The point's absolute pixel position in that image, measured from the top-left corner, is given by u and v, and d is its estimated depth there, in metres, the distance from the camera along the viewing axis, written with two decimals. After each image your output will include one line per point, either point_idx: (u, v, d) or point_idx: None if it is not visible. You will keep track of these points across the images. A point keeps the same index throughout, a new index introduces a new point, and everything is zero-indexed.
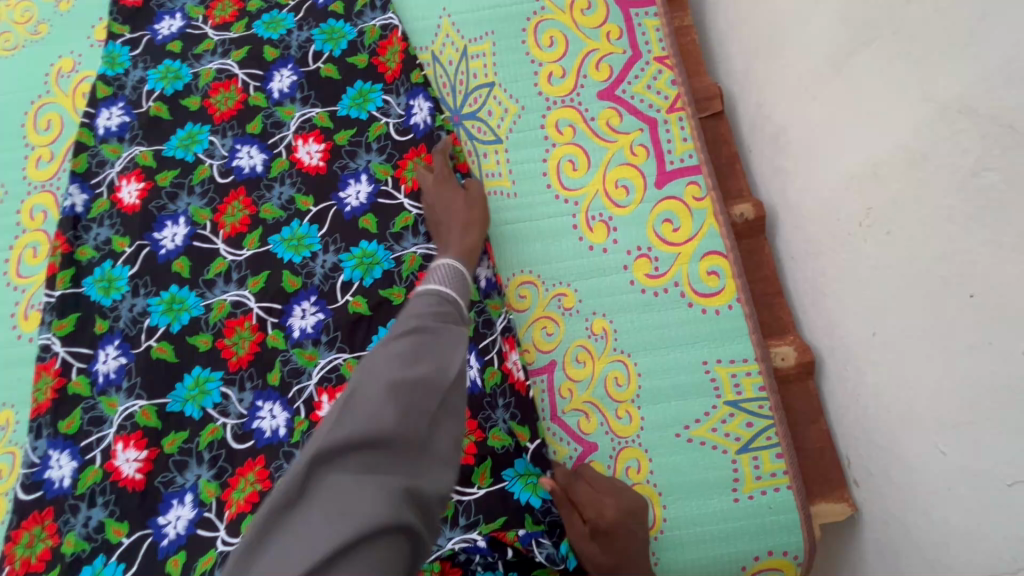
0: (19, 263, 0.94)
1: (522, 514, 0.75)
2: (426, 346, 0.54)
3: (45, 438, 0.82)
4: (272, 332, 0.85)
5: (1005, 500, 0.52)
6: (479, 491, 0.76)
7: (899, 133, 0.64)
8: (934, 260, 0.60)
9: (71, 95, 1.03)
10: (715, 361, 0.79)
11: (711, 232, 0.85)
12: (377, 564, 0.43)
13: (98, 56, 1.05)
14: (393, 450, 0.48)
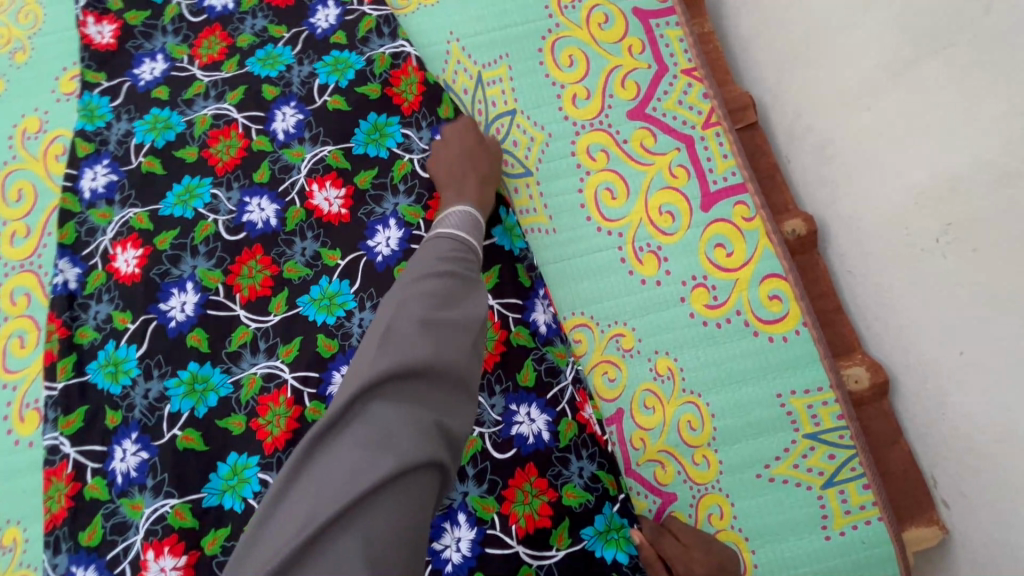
0: (5, 356, 0.84)
1: (610, 573, 0.70)
2: (453, 293, 0.62)
3: (66, 553, 0.73)
4: (311, 405, 0.77)
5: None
6: (558, 553, 0.70)
7: (975, 146, 0.59)
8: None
9: (41, 159, 0.92)
10: (790, 394, 0.75)
11: (767, 253, 0.79)
12: (416, 483, 0.50)
13: (69, 111, 0.94)
14: (429, 380, 0.55)
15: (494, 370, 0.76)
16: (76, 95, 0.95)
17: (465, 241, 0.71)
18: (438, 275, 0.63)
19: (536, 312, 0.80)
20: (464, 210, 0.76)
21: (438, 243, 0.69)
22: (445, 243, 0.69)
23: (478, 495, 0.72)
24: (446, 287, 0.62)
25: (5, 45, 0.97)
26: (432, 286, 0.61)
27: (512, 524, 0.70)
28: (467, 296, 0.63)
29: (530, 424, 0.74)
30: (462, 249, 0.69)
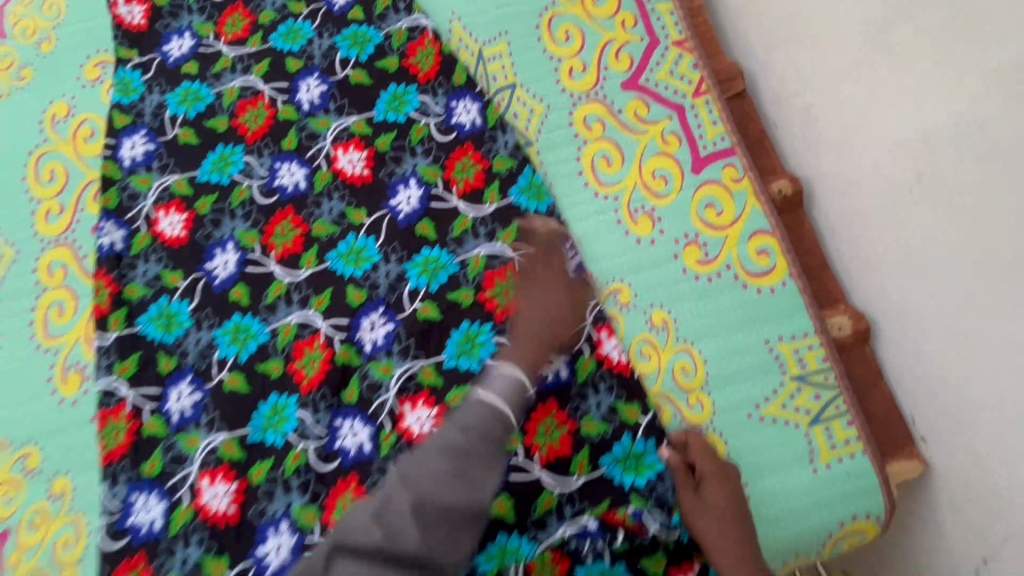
0: (46, 324, 0.88)
1: (627, 493, 0.76)
2: (462, 463, 0.61)
3: (124, 483, 0.80)
4: (341, 348, 0.84)
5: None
6: (579, 480, 0.77)
7: (974, 146, 0.64)
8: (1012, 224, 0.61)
9: (70, 141, 0.96)
10: (777, 339, 0.80)
11: (755, 211, 0.85)
12: None
13: (96, 95, 0.99)
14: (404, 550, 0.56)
15: None
16: (100, 80, 1.00)
17: (494, 409, 0.65)
18: (448, 446, 0.62)
19: (554, 263, 0.85)
20: (509, 371, 0.69)
21: (466, 407, 0.66)
22: (473, 407, 0.65)
23: None
24: (456, 448, 0.61)
25: (32, 36, 1.03)
26: (442, 460, 0.61)
27: (535, 453, 0.78)
28: (473, 468, 0.61)
29: (550, 363, 0.81)
30: (492, 425, 0.64)
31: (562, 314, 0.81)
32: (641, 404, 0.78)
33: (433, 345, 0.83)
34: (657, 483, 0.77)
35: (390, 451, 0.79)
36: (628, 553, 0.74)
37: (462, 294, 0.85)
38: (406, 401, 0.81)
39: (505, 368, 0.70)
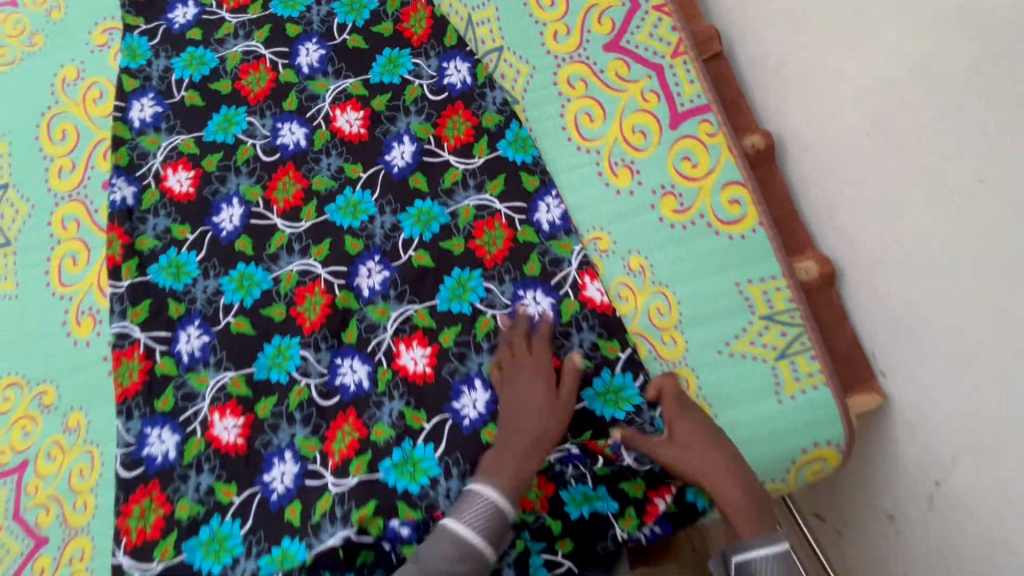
0: (60, 272, 0.94)
1: (607, 427, 0.82)
2: None
3: (139, 418, 0.85)
4: (341, 293, 0.89)
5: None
6: None
7: (975, 146, 0.63)
8: (951, 157, 0.66)
9: (81, 102, 1.01)
10: (747, 282, 0.85)
11: (728, 164, 0.90)
12: None
13: (104, 61, 1.03)
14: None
15: (503, 263, 0.89)
16: (108, 46, 1.04)
17: (466, 544, 0.65)
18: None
19: (541, 213, 0.90)
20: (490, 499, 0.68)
21: (442, 542, 0.66)
22: (447, 544, 0.65)
23: (492, 365, 0.84)
24: None
25: (42, 4, 1.08)
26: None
27: None
28: None
29: (537, 305, 0.87)
30: (461, 559, 0.64)
31: (538, 404, 0.76)
32: (620, 341, 0.84)
33: (428, 290, 0.88)
34: (635, 416, 0.82)
35: (387, 386, 0.84)
36: (608, 478, 0.81)
37: (454, 243, 0.90)
38: (402, 341, 0.87)
39: (481, 490, 0.68)
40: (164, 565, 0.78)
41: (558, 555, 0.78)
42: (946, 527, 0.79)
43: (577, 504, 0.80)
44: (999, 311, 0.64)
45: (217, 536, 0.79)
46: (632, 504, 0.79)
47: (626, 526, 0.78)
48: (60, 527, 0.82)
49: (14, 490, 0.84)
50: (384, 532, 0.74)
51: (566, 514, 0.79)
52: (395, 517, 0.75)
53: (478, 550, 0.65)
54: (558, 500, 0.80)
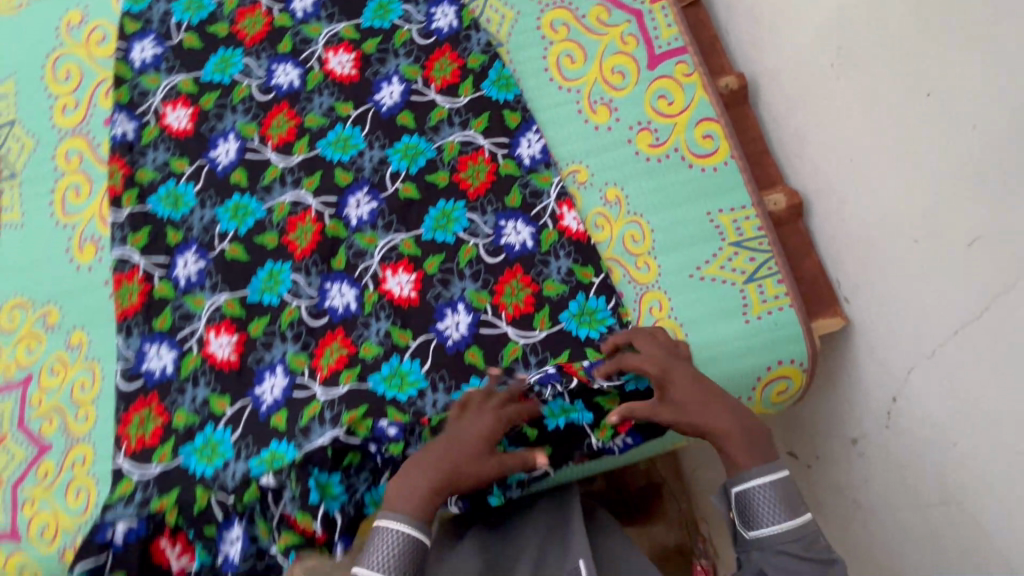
0: (64, 204, 0.98)
1: (585, 347, 0.84)
2: None
3: (139, 335, 0.90)
4: (331, 222, 0.94)
5: (974, 256, 0.67)
6: (541, 333, 0.85)
7: (927, 62, 0.68)
8: (904, 76, 0.71)
9: (84, 44, 1.05)
10: (718, 211, 0.90)
11: (702, 102, 0.94)
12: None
13: (106, 5, 1.07)
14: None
15: (485, 195, 0.93)
16: None
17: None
18: None
19: (523, 148, 0.94)
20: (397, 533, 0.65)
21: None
22: None
23: (474, 290, 0.88)
24: None
25: None
26: None
27: (502, 311, 0.86)
28: None
29: (517, 235, 0.91)
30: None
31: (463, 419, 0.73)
32: (594, 266, 0.87)
33: (413, 219, 0.93)
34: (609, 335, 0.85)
35: (373, 307, 0.88)
36: (586, 393, 0.83)
37: (439, 176, 0.94)
38: (388, 268, 0.91)
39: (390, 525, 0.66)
40: (162, 469, 0.82)
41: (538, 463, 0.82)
42: (901, 438, 0.84)
43: (554, 416, 0.82)
44: (947, 215, 0.69)
45: (210, 443, 0.83)
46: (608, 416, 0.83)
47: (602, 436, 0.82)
48: (62, 436, 0.86)
49: (19, 402, 0.89)
50: (369, 433, 0.78)
51: (544, 425, 0.82)
52: (383, 419, 0.80)
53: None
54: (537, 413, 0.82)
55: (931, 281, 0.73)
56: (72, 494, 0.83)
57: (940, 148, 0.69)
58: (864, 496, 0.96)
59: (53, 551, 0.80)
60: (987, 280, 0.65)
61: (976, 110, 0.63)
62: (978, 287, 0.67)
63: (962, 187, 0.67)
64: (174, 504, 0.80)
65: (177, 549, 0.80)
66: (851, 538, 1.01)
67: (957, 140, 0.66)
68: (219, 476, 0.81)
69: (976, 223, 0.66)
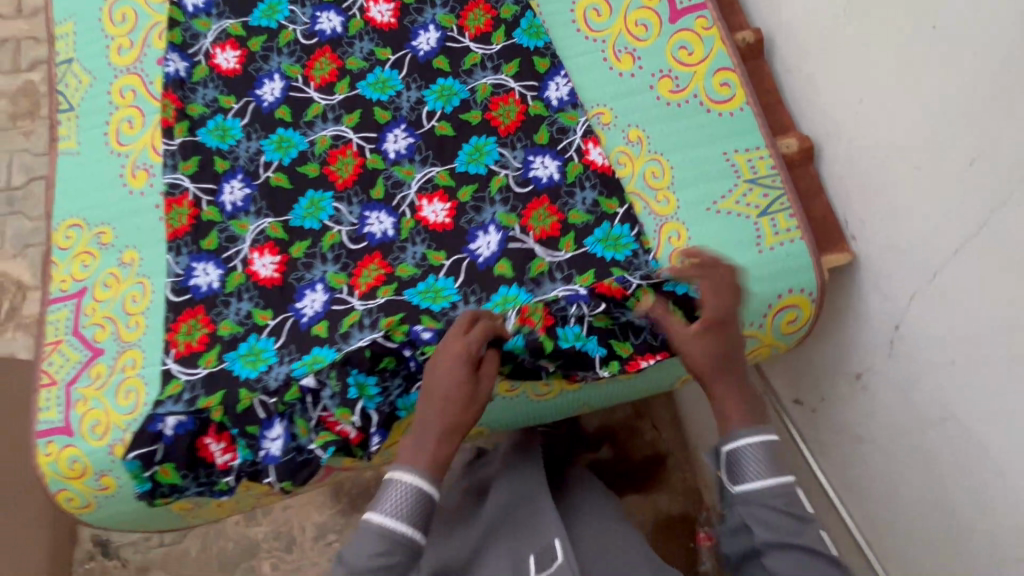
0: (118, 133, 1.04)
1: (610, 267, 0.90)
2: None
3: (187, 254, 0.96)
4: (371, 156, 1.00)
5: (973, 173, 0.72)
6: (567, 254, 0.92)
7: None
8: (911, 13, 0.77)
9: None
10: (734, 151, 0.96)
11: (720, 53, 1.00)
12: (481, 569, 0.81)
13: None
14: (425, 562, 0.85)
15: (516, 132, 0.99)
16: None
17: (391, 533, 0.66)
18: None
19: (553, 91, 1.01)
20: (406, 485, 0.69)
21: (366, 538, 0.66)
22: (374, 540, 0.66)
23: (504, 213, 0.94)
24: None
25: None
26: None
27: (530, 231, 0.93)
28: None
29: (544, 170, 0.97)
30: (392, 552, 0.66)
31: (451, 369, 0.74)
32: (619, 199, 0.94)
33: (448, 154, 0.99)
34: (634, 259, 0.91)
35: (410, 233, 0.94)
36: (602, 329, 0.87)
37: (472, 115, 1.01)
38: (424, 197, 0.97)
39: (400, 478, 0.69)
40: (208, 372, 0.88)
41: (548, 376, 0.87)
42: (903, 364, 0.89)
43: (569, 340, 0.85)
44: (951, 140, 0.74)
45: (254, 350, 0.89)
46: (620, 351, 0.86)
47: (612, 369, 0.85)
48: (114, 342, 0.92)
49: (74, 312, 0.94)
50: (405, 339, 0.84)
51: (559, 342, 0.84)
52: (417, 325, 0.85)
53: (408, 537, 0.67)
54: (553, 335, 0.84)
55: (932, 206, 0.79)
56: (123, 394, 0.88)
57: (942, 75, 0.74)
58: (867, 430, 1.00)
59: (104, 445, 0.86)
60: (989, 195, 0.70)
61: (977, 36, 0.69)
62: (979, 205, 0.72)
63: (963, 109, 0.72)
64: (219, 403, 0.85)
65: (221, 445, 0.85)
66: (855, 474, 1.05)
67: (960, 67, 0.72)
68: (262, 379, 0.87)
69: (975, 142, 0.71)
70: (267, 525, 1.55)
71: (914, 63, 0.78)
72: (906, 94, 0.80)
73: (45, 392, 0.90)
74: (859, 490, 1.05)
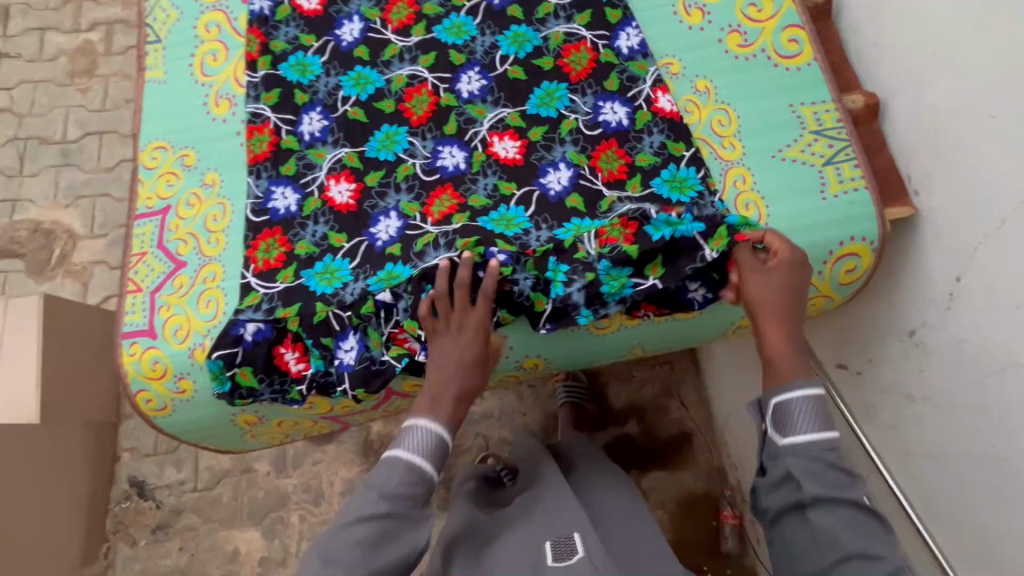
0: (203, 65, 1.09)
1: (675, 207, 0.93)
2: (389, 531, 0.73)
3: (267, 178, 1.00)
4: (445, 95, 1.03)
5: None
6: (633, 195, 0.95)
7: None
8: None
9: None
10: (800, 104, 0.99)
11: (789, 10, 1.03)
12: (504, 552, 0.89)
13: None
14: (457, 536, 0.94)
15: (587, 79, 1.02)
16: None
17: (417, 467, 0.76)
18: (373, 519, 0.72)
19: (624, 39, 1.04)
20: (428, 429, 0.78)
21: (394, 467, 0.76)
22: (402, 468, 0.75)
23: (574, 152, 0.98)
24: (378, 531, 0.72)
25: None
26: (362, 533, 0.71)
27: (598, 172, 0.96)
28: (398, 539, 0.73)
29: (614, 114, 1.00)
30: (414, 482, 0.75)
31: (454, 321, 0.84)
32: (686, 142, 0.97)
33: (520, 96, 1.02)
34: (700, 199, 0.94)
35: (481, 168, 0.98)
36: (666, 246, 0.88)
37: (544, 61, 1.04)
38: (495, 135, 1.00)
39: (422, 420, 0.78)
40: (285, 286, 0.92)
41: (649, 278, 0.88)
42: (963, 316, 0.88)
43: (660, 231, 0.87)
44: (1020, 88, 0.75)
45: (329, 269, 0.93)
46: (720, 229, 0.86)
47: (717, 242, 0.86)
48: (196, 255, 0.97)
49: (158, 227, 1.00)
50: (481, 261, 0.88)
51: (648, 238, 0.86)
52: (494, 248, 0.89)
53: (426, 472, 0.77)
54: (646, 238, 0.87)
55: (1000, 156, 0.79)
56: (203, 303, 0.93)
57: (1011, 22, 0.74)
58: (917, 388, 0.98)
59: (185, 348, 0.91)
60: None
61: None
62: None
63: None
64: (296, 314, 0.89)
65: (295, 355, 0.89)
66: (900, 436, 1.03)
67: None
68: (338, 294, 0.90)
69: None
70: (297, 477, 1.51)
71: (971, 15, 0.80)
72: (976, 45, 0.80)
73: (130, 298, 0.96)
74: (906, 451, 1.02)
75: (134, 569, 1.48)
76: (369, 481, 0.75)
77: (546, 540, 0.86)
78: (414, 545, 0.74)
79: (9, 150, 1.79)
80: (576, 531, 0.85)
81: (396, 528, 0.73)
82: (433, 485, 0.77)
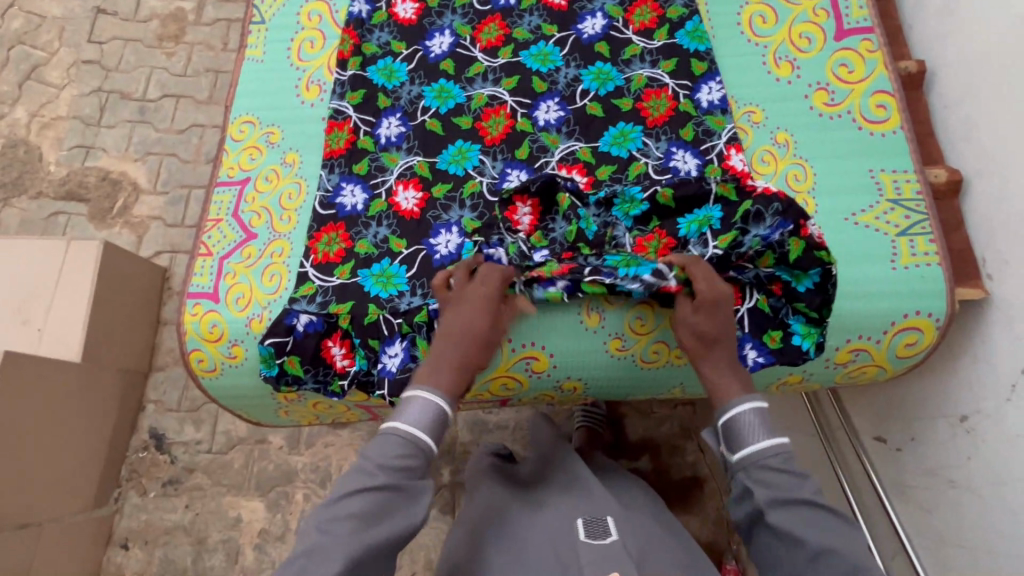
0: (300, 50, 1.14)
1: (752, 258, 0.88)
2: (383, 506, 0.74)
3: (340, 174, 1.04)
4: (521, 120, 1.06)
5: None
6: (717, 249, 0.89)
7: None
8: None
9: None
10: (880, 170, 0.99)
11: (881, 75, 1.03)
12: (524, 532, 0.87)
13: None
14: (473, 521, 0.92)
15: (662, 126, 1.03)
16: None
17: (412, 440, 0.77)
18: (369, 493, 0.74)
19: (710, 91, 1.05)
20: (426, 397, 0.80)
21: (389, 439, 0.77)
22: (396, 439, 0.77)
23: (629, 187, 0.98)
24: (373, 506, 0.73)
25: None
26: (357, 507, 0.73)
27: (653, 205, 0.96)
28: (394, 512, 0.74)
29: (684, 164, 1.00)
30: (413, 453, 0.76)
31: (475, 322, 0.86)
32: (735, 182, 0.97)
33: (593, 134, 1.04)
34: (786, 239, 0.86)
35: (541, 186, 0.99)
36: (657, 207, 0.93)
37: (623, 103, 1.05)
38: (563, 167, 1.02)
39: (420, 393, 0.80)
40: (341, 282, 0.95)
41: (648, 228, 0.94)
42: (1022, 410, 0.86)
43: (690, 227, 0.92)
44: None
45: (386, 273, 0.95)
46: (738, 229, 0.89)
47: (794, 250, 0.86)
48: (267, 229, 1.01)
49: (236, 196, 1.04)
50: (517, 253, 0.93)
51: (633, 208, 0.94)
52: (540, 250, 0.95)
53: (422, 443, 0.77)
54: (676, 235, 0.92)
55: None
56: (268, 276, 0.97)
57: None
58: (963, 476, 0.95)
59: (243, 317, 0.95)
60: None
61: None
62: None
63: None
64: (348, 312, 0.92)
65: (341, 350, 0.92)
66: (933, 522, 0.99)
67: None
68: (392, 300, 0.93)
69: None
70: (308, 456, 1.53)
71: None
72: None
73: (201, 260, 1.00)
74: (938, 537, 0.99)
75: (139, 518, 1.51)
76: (364, 456, 0.77)
77: (579, 517, 0.85)
78: (409, 520, 0.74)
79: (92, 100, 1.89)
80: (609, 514, 0.85)
81: (392, 502, 0.74)
82: (432, 458, 0.79)
